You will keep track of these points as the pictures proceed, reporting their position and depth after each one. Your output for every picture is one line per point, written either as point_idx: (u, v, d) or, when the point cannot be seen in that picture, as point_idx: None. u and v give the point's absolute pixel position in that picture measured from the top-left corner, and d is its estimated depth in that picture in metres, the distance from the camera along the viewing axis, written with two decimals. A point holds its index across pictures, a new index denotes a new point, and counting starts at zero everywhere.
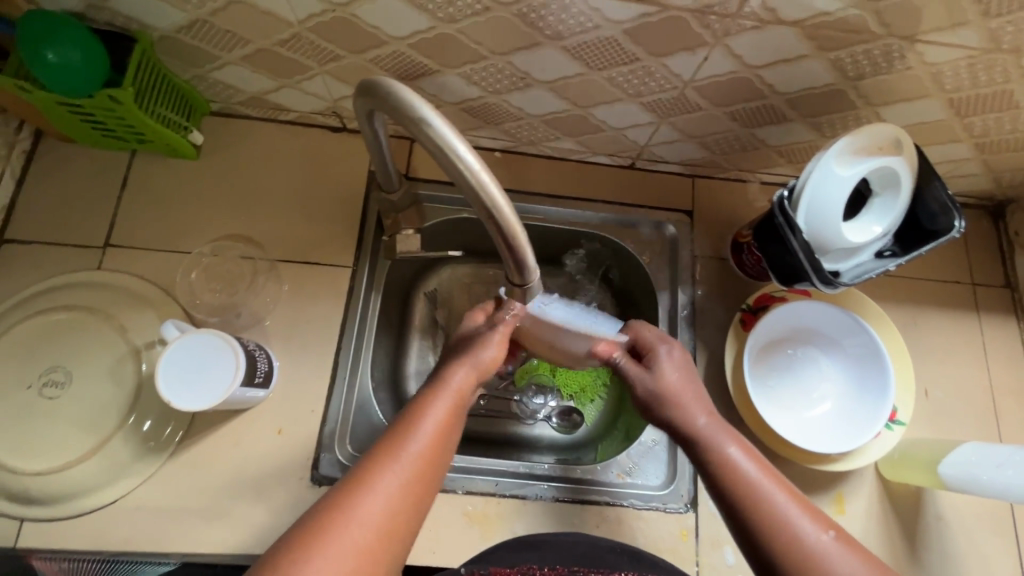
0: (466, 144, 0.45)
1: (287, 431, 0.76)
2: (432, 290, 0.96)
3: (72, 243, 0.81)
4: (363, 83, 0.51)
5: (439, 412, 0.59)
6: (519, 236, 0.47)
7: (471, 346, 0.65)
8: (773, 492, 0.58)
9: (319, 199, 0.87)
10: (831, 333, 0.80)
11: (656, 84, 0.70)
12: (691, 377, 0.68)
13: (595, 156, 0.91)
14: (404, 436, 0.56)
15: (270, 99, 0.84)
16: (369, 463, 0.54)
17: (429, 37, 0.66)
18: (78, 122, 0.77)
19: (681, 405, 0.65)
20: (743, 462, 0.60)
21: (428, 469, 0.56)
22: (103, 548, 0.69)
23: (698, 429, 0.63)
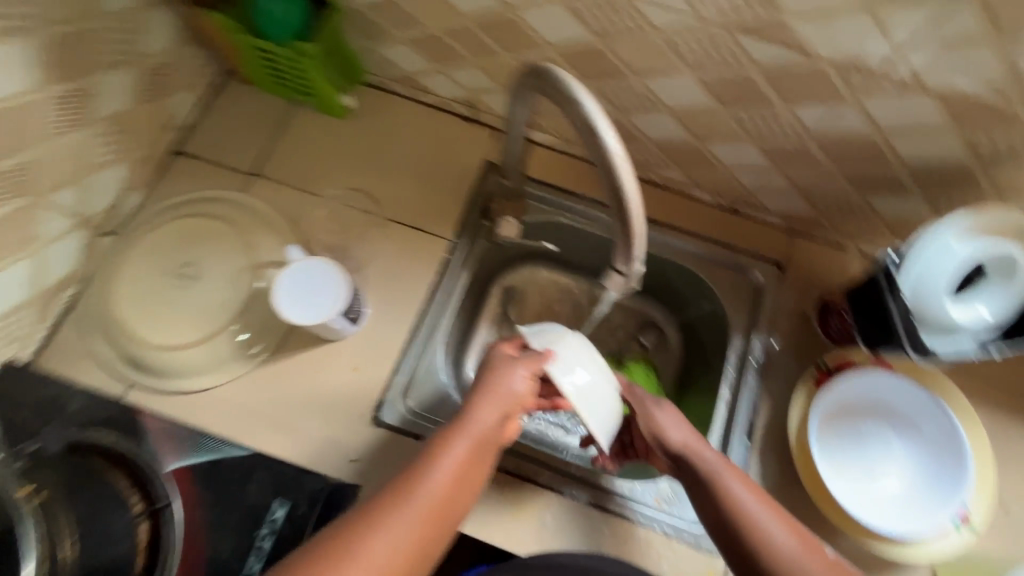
0: (613, 130, 0.49)
1: (362, 369, 0.83)
2: (509, 285, 1.03)
3: (229, 165, 0.94)
4: (529, 65, 0.56)
5: (457, 455, 0.59)
6: (636, 225, 0.51)
7: (489, 389, 0.64)
8: (768, 525, 0.62)
9: (438, 175, 0.96)
10: (910, 414, 0.77)
11: (781, 130, 0.74)
12: (685, 422, 0.72)
13: (698, 192, 0.94)
14: (418, 479, 0.58)
15: (420, 80, 0.95)
16: (380, 505, 0.55)
17: (580, 48, 0.73)
18: (263, 68, 0.91)
19: (691, 447, 0.68)
20: (742, 498, 0.64)
21: (442, 511, 0.57)
22: (190, 423, 0.77)
23: (709, 469, 0.66)
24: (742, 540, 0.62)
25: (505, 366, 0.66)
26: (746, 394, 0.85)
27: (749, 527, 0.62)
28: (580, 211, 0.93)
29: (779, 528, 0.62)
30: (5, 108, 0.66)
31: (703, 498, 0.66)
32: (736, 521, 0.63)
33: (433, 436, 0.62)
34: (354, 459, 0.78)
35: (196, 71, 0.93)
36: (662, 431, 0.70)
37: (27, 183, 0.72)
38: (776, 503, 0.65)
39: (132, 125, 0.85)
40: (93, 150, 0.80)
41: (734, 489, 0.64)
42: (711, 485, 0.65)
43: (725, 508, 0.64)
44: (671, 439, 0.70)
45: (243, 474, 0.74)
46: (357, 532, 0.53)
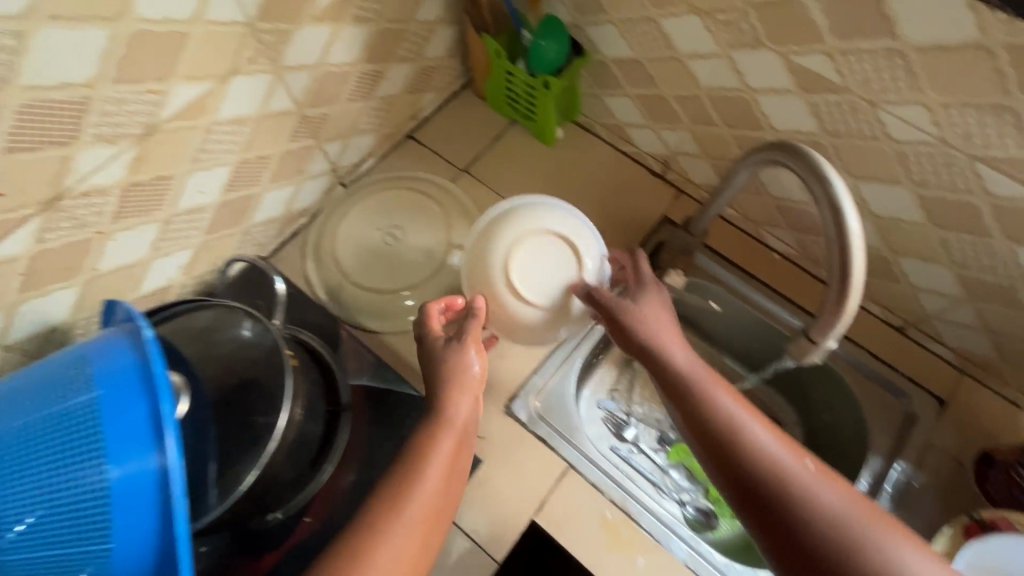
0: (854, 210, 0.55)
1: (508, 360, 0.92)
2: None
3: (448, 158, 1.10)
4: (771, 142, 0.64)
5: (448, 444, 0.67)
6: (850, 300, 0.55)
7: (455, 386, 0.69)
8: (748, 424, 0.60)
9: (616, 215, 1.05)
10: None
11: (989, 264, 0.74)
12: (665, 314, 0.72)
13: (867, 303, 0.93)
14: (416, 469, 0.64)
15: (627, 131, 1.05)
16: (389, 500, 0.62)
17: (803, 139, 0.78)
18: (502, 88, 1.06)
19: (680, 359, 0.67)
20: (730, 411, 0.61)
21: (443, 489, 0.65)
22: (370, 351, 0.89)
23: (704, 383, 0.64)
24: (753, 460, 0.57)
25: (461, 372, 0.70)
26: None
27: (749, 449, 0.58)
28: (741, 288, 0.95)
29: (792, 453, 0.58)
30: (334, 72, 0.85)
31: (703, 416, 0.62)
32: (737, 441, 0.59)
33: (417, 435, 0.68)
34: (483, 436, 0.87)
35: (446, 78, 1.11)
36: (648, 331, 0.69)
37: (319, 130, 0.90)
38: (778, 429, 0.61)
39: (393, 107, 1.03)
40: (362, 119, 0.98)
41: (718, 401, 0.62)
42: (706, 402, 0.62)
43: (723, 426, 0.60)
44: (636, 320, 0.70)
45: (412, 408, 0.84)
46: (382, 518, 0.61)
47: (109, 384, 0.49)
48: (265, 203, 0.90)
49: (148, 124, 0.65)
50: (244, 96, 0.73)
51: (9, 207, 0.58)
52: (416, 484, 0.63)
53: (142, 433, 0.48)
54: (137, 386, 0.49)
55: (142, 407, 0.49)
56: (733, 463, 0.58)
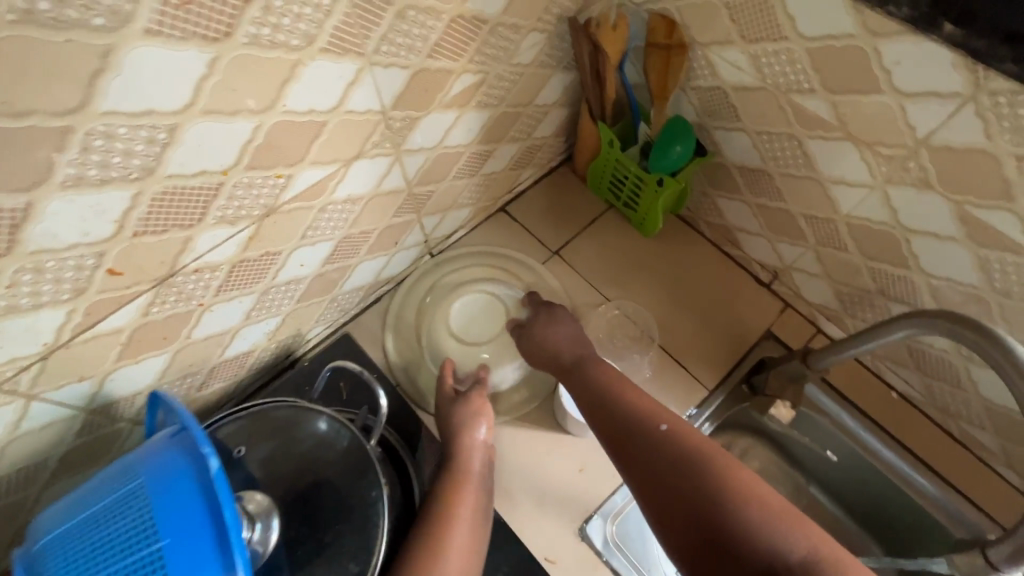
0: None
1: (585, 474, 0.84)
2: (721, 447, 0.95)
3: (540, 237, 1.06)
4: (964, 319, 0.57)
5: (472, 475, 0.74)
6: None
7: (467, 430, 0.77)
8: (652, 416, 0.65)
9: (714, 322, 0.97)
10: None
11: None
12: (574, 339, 0.82)
13: (998, 466, 0.84)
14: (449, 506, 0.70)
15: (735, 235, 0.98)
16: (425, 529, 0.67)
17: (959, 288, 0.71)
18: (607, 176, 1.01)
19: (607, 382, 0.73)
20: (636, 404, 0.68)
21: (473, 518, 0.70)
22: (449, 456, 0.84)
23: (622, 397, 0.69)
24: (654, 449, 0.61)
25: (473, 419, 0.78)
26: None
27: (639, 429, 0.64)
28: (864, 437, 0.85)
29: (688, 431, 0.62)
30: (449, 153, 0.82)
31: (609, 413, 0.69)
32: (654, 448, 0.61)
33: (442, 473, 0.74)
34: (551, 559, 0.79)
35: (548, 155, 1.07)
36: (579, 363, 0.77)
37: (422, 205, 0.88)
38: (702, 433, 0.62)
39: (493, 182, 1.00)
40: (463, 194, 0.95)
41: (629, 399, 0.69)
42: (609, 401, 0.70)
43: (626, 418, 0.67)
44: (555, 351, 0.81)
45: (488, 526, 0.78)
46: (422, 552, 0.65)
47: (164, 495, 0.49)
48: (357, 272, 0.88)
49: (268, 205, 0.63)
50: (362, 177, 0.71)
51: (126, 284, 0.56)
52: (451, 520, 0.68)
53: (209, 567, 0.47)
54: (192, 494, 0.49)
55: (201, 523, 0.48)
56: (641, 454, 0.62)
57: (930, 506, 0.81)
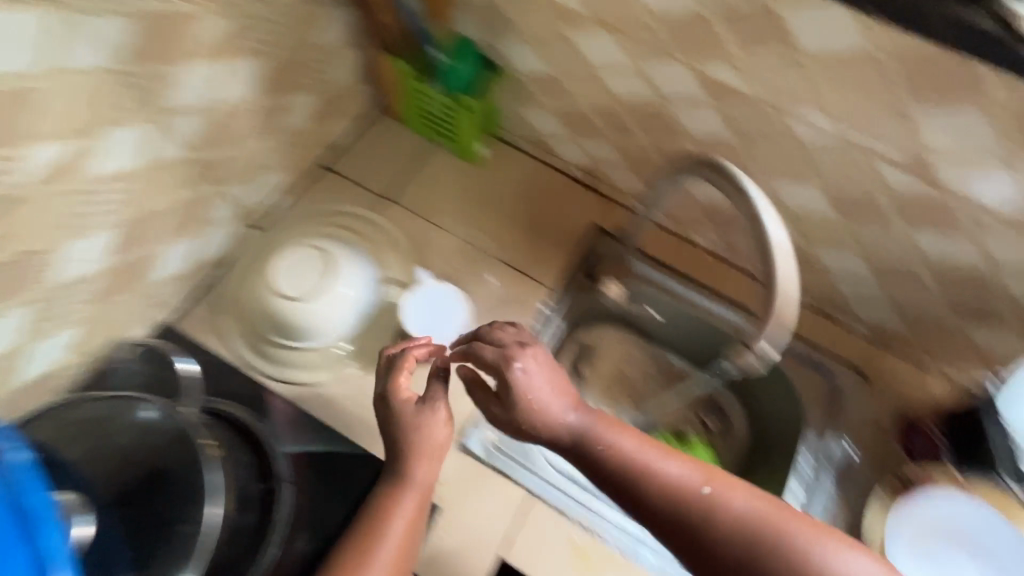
0: (773, 213, 0.58)
1: (455, 394, 0.88)
2: (585, 343, 1.03)
3: (368, 185, 1.03)
4: (702, 159, 0.64)
5: (406, 509, 0.68)
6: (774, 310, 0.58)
7: (412, 451, 0.69)
8: (659, 463, 0.58)
9: (548, 228, 1.04)
10: (987, 543, 0.76)
11: (894, 247, 0.79)
12: (551, 372, 0.65)
13: (789, 288, 0.99)
14: (381, 526, 0.67)
15: (550, 143, 1.04)
16: (346, 564, 0.65)
17: (717, 144, 0.82)
18: (417, 110, 1.02)
19: (544, 404, 0.62)
20: (630, 448, 0.59)
21: (401, 561, 0.67)
22: (316, 416, 0.83)
23: (565, 419, 0.62)
24: (688, 517, 0.55)
25: (423, 427, 0.69)
26: (821, 494, 0.86)
27: (643, 496, 0.57)
28: (674, 289, 0.97)
29: (734, 494, 0.56)
30: (229, 109, 0.77)
31: (600, 477, 0.60)
32: (662, 502, 0.56)
33: (374, 502, 0.69)
34: (438, 479, 0.83)
35: (357, 101, 1.04)
36: (543, 401, 0.62)
37: (219, 172, 0.82)
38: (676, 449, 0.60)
39: (302, 137, 0.96)
40: (268, 154, 0.90)
41: (619, 440, 0.60)
42: (600, 465, 0.59)
43: (653, 494, 0.57)
44: (535, 402, 0.62)
45: (360, 468, 0.78)
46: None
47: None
48: (165, 258, 0.80)
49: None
50: (126, 148, 0.65)
51: None
52: (366, 559, 0.65)
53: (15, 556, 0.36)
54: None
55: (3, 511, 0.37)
56: (675, 522, 0.55)
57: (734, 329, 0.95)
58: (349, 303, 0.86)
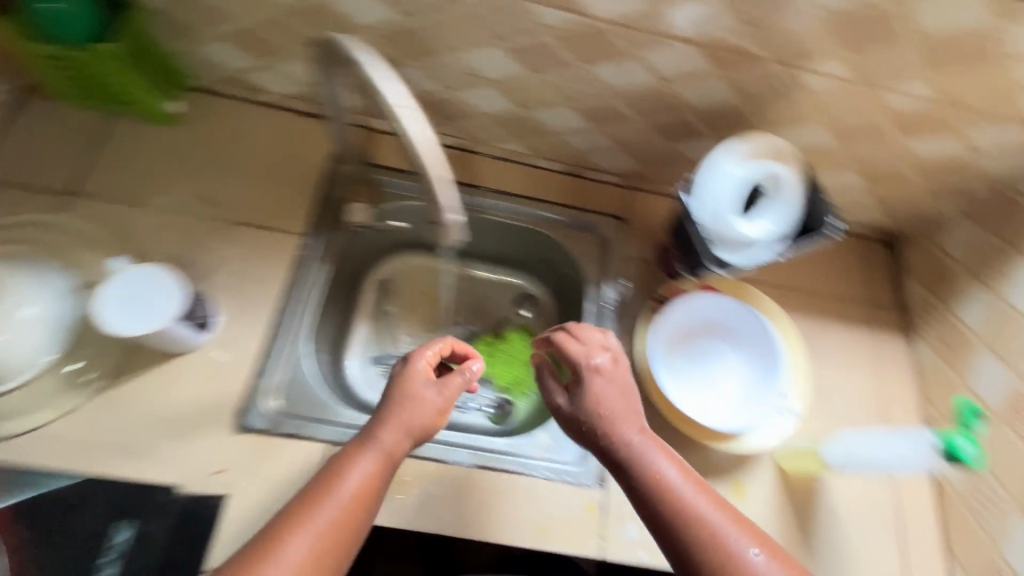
0: (385, 72, 0.54)
1: (219, 377, 0.80)
2: (384, 279, 1.14)
3: (36, 186, 0.85)
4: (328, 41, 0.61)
5: (365, 472, 0.67)
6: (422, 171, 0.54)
7: (395, 412, 0.71)
8: (695, 496, 0.65)
9: (280, 172, 0.94)
10: (727, 324, 0.89)
11: (588, 90, 0.81)
12: (624, 389, 0.73)
13: (540, 160, 1.01)
14: (327, 486, 0.65)
15: (250, 79, 0.93)
16: (287, 519, 0.63)
17: (392, 29, 0.77)
18: (59, 79, 0.82)
19: (611, 417, 0.70)
20: (671, 476, 0.66)
21: (345, 530, 0.64)
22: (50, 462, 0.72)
23: (626, 440, 0.68)
24: (655, 504, 0.65)
25: (409, 390, 0.73)
26: None
27: (682, 514, 0.64)
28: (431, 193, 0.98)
29: (700, 499, 0.65)
30: None
31: (648, 495, 0.65)
32: (650, 491, 0.65)
33: (334, 462, 0.68)
34: (221, 469, 0.76)
35: None
36: (603, 389, 0.71)
37: None
38: (696, 477, 0.68)
39: None
40: None
41: (665, 469, 0.66)
42: (652, 480, 0.66)
43: (668, 501, 0.64)
44: (603, 404, 0.70)
45: (79, 499, 0.71)
46: (267, 544, 0.61)
47: None
48: None
49: None
50: None
51: None
52: (309, 518, 0.63)
53: None
54: None
55: None
56: (651, 508, 0.65)
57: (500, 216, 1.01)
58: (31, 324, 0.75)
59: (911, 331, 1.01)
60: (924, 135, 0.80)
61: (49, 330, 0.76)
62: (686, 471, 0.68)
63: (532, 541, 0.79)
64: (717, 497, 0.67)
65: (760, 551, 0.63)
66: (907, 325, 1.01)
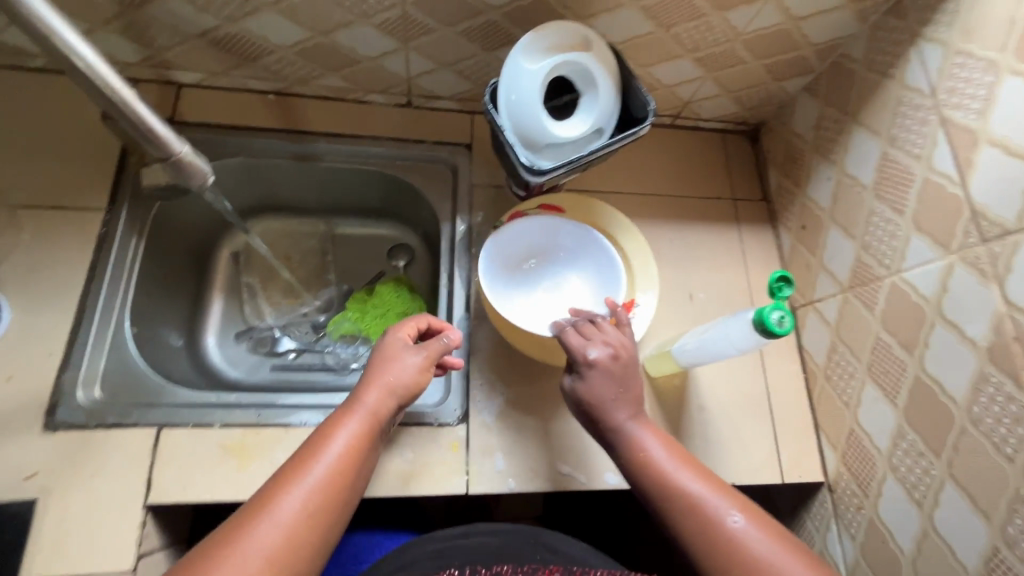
0: None
1: (17, 377, 0.72)
2: (237, 249, 1.06)
3: None
4: None
5: (353, 431, 0.61)
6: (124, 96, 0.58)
7: (379, 372, 0.67)
8: (681, 472, 0.63)
9: (70, 144, 0.84)
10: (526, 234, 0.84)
11: (374, 0, 0.73)
12: (621, 376, 0.69)
13: (369, 95, 0.93)
14: (309, 457, 0.59)
15: (8, 41, 0.81)
16: (282, 478, 0.57)
17: None
18: None
19: (603, 403, 0.68)
20: (658, 456, 0.64)
21: (337, 490, 0.58)
22: None
23: (620, 423, 0.67)
24: (646, 479, 0.64)
25: (393, 354, 0.69)
26: (458, 272, 0.88)
27: (670, 485, 0.62)
28: (251, 143, 0.91)
29: (688, 478, 0.62)
30: None
31: (640, 473, 0.64)
32: (640, 471, 0.64)
33: (321, 427, 0.62)
34: (29, 474, 0.69)
35: None
36: (603, 365, 0.68)
37: None
38: (687, 455, 0.66)
39: None
40: None
41: (652, 448, 0.65)
42: (637, 460, 0.65)
43: (657, 477, 0.63)
44: (596, 395, 0.68)
45: None
46: (257, 505, 0.55)
47: None
48: None
49: None
50: None
51: None
52: (300, 477, 0.57)
53: None
54: None
55: None
56: (640, 481, 0.64)
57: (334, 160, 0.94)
58: None
59: (777, 220, 0.99)
60: (737, 7, 0.76)
61: None
62: (674, 449, 0.66)
63: (394, 490, 0.76)
64: (707, 473, 0.64)
65: (740, 516, 0.59)
66: (771, 215, 1.00)
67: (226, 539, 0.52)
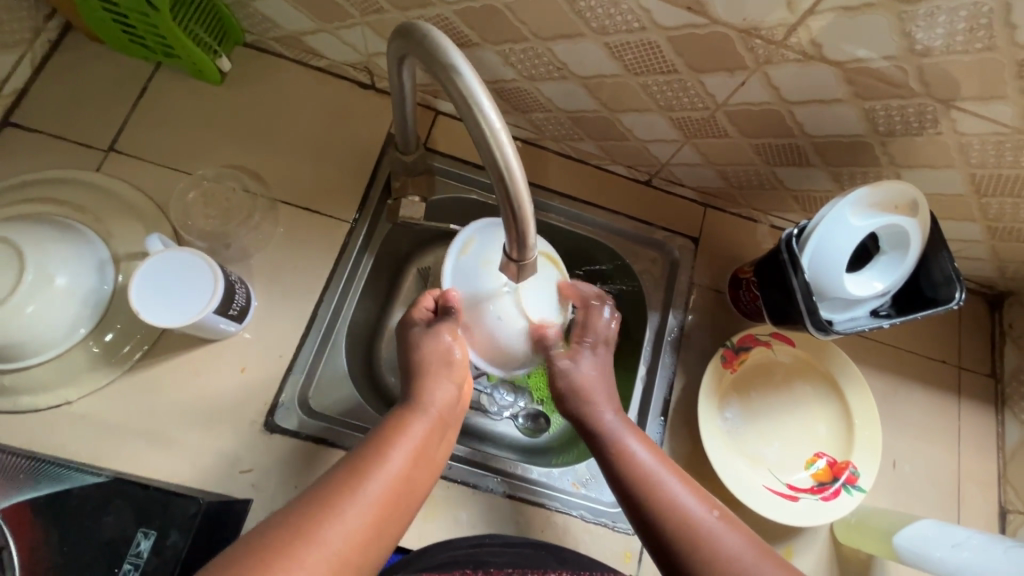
0: (462, 54, 0.46)
1: (250, 370, 0.75)
2: (426, 266, 0.95)
3: (75, 138, 0.79)
4: (398, 27, 0.51)
5: (415, 434, 0.58)
6: (516, 185, 0.46)
7: (440, 371, 0.65)
8: (718, 530, 0.58)
9: (330, 148, 0.85)
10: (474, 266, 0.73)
11: (689, 100, 0.70)
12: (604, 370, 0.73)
13: (614, 165, 0.90)
14: (366, 451, 0.55)
15: (306, 41, 0.83)
16: (339, 478, 0.52)
17: (475, 6, 0.66)
18: (109, 22, 0.76)
19: (594, 395, 0.69)
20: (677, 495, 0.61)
21: (396, 498, 0.54)
22: (69, 449, 0.69)
23: (606, 420, 0.67)
24: (653, 511, 0.60)
25: (438, 368, 0.65)
26: (662, 372, 0.84)
27: (692, 528, 0.58)
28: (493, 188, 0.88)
29: (726, 530, 0.58)
30: None
31: (648, 506, 0.61)
32: (650, 503, 0.61)
33: (387, 420, 0.60)
34: (246, 470, 0.72)
35: (22, 25, 0.77)
36: (579, 378, 0.71)
37: None
38: (699, 486, 0.63)
39: None
40: None
41: (660, 475, 0.63)
42: (645, 493, 0.61)
43: (667, 513, 0.60)
44: (587, 388, 0.70)
45: None
46: (316, 510, 0.49)
47: None
48: None
49: None
50: None
51: None
52: (382, 459, 0.55)
53: None
54: None
55: None
56: (626, 493, 0.63)
57: (555, 220, 0.90)
58: (63, 285, 0.68)
59: (1002, 403, 0.90)
60: None
61: (87, 304, 0.71)
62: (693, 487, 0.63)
63: None
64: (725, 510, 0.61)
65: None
66: (996, 395, 0.91)
67: (273, 553, 0.45)
